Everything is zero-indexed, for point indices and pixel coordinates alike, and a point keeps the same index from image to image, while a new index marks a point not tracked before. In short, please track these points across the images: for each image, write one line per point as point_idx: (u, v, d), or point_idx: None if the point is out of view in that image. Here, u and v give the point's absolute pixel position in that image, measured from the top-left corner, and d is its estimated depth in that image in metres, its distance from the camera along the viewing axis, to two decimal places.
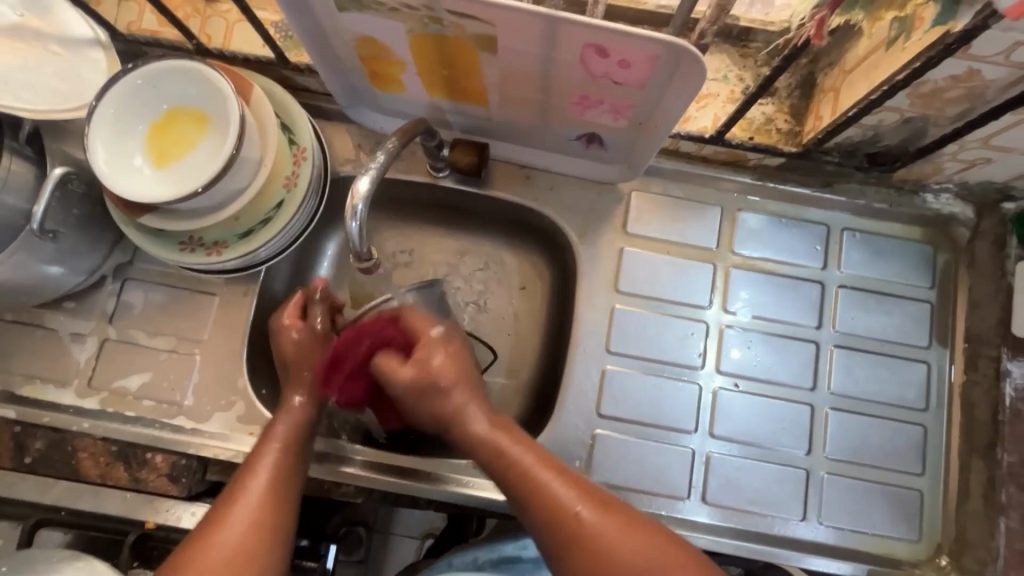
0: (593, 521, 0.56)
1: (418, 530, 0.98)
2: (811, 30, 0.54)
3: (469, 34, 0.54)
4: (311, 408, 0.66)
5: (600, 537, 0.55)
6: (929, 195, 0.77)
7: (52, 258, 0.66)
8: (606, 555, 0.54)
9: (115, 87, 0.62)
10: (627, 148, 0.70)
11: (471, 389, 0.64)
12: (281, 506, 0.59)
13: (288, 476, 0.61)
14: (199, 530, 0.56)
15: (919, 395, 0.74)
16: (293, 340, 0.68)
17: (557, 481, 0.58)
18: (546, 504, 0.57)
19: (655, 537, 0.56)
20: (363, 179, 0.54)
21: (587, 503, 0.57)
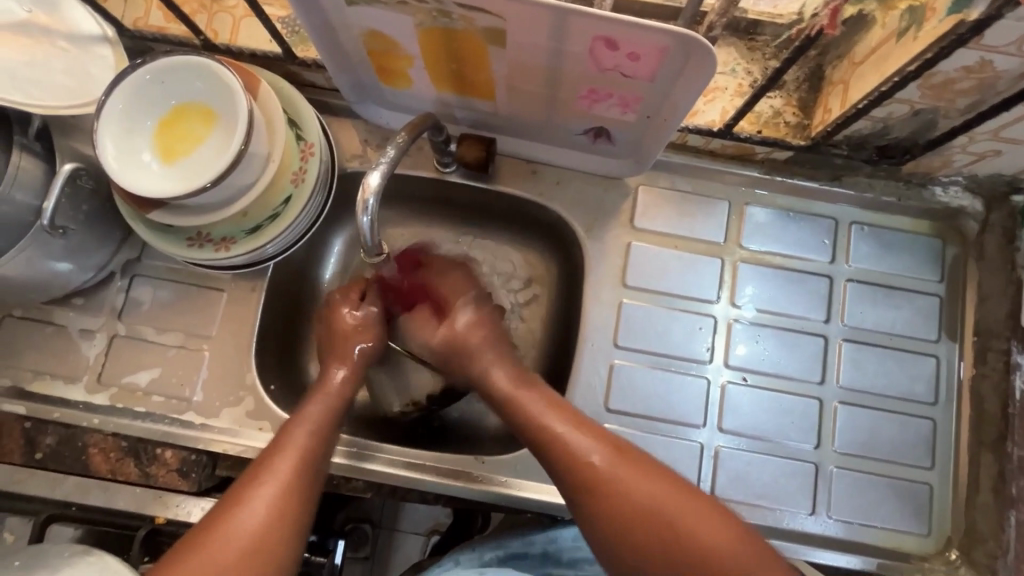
0: (606, 464, 0.59)
1: (424, 526, 0.99)
2: (824, 20, 0.54)
3: (478, 28, 0.54)
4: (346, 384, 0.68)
5: (619, 482, 0.58)
6: (938, 188, 0.76)
7: (61, 254, 0.66)
8: (626, 500, 0.58)
9: (123, 82, 0.62)
10: (635, 142, 0.70)
11: (503, 345, 0.70)
12: (308, 477, 0.61)
13: (315, 450, 0.62)
14: (224, 506, 0.57)
15: (928, 388, 0.74)
16: (343, 317, 0.72)
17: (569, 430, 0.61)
18: (560, 452, 0.60)
19: (666, 479, 0.59)
20: (374, 173, 0.53)
21: (599, 450, 0.60)
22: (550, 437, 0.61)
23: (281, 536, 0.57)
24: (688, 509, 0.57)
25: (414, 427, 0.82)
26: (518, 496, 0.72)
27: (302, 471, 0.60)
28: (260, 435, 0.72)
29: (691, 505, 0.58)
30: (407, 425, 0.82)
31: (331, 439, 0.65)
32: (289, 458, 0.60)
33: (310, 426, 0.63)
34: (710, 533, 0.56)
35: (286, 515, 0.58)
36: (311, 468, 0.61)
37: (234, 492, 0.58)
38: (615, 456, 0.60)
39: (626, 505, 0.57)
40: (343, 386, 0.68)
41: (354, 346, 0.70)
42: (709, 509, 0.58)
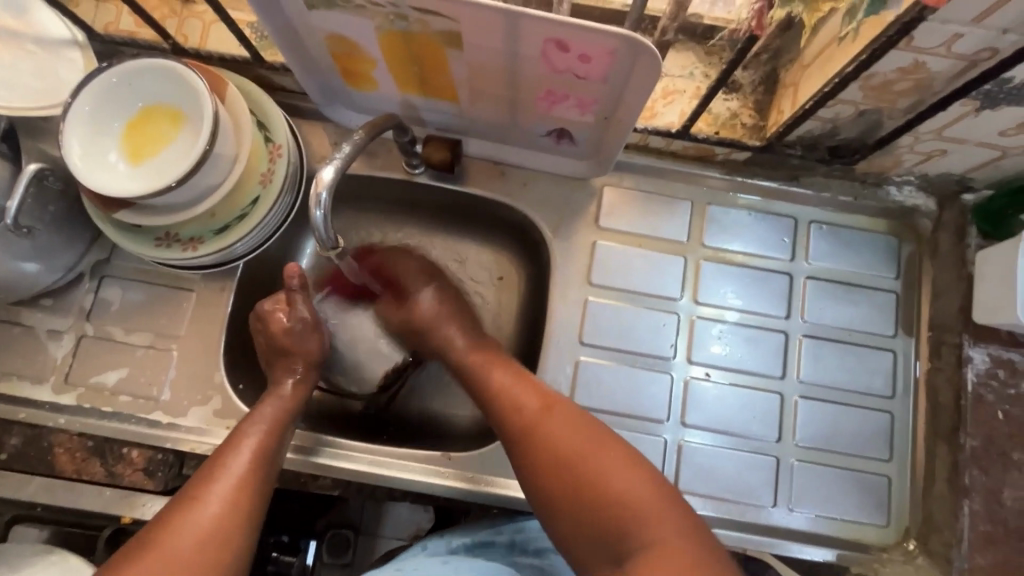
0: (537, 414, 0.63)
1: (406, 531, 0.99)
2: (752, 21, 0.53)
3: (435, 31, 0.56)
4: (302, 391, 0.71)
5: (547, 429, 0.62)
6: (893, 187, 0.79)
7: (28, 254, 0.67)
8: (551, 444, 0.61)
9: (91, 85, 0.63)
10: (596, 143, 0.72)
11: (461, 317, 0.74)
12: (261, 474, 0.62)
13: (269, 451, 0.64)
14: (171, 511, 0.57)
15: (886, 382, 0.76)
16: (276, 321, 0.71)
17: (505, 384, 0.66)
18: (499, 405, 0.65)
19: (592, 429, 0.61)
20: (328, 169, 0.54)
21: (528, 400, 0.64)
22: (489, 389, 0.67)
23: (235, 535, 0.58)
24: (615, 461, 0.59)
25: (383, 425, 0.83)
26: (483, 491, 0.73)
27: (256, 472, 0.62)
28: (228, 434, 0.72)
29: (613, 455, 0.59)
30: (375, 425, 0.83)
31: (282, 448, 0.66)
32: (242, 455, 0.62)
33: (264, 428, 0.65)
34: (633, 481, 0.57)
35: (239, 514, 0.59)
36: (265, 470, 0.62)
37: (181, 499, 0.58)
38: (547, 405, 0.63)
39: (551, 447, 0.60)
40: (297, 394, 0.70)
41: (300, 353, 0.71)
42: (636, 462, 0.59)
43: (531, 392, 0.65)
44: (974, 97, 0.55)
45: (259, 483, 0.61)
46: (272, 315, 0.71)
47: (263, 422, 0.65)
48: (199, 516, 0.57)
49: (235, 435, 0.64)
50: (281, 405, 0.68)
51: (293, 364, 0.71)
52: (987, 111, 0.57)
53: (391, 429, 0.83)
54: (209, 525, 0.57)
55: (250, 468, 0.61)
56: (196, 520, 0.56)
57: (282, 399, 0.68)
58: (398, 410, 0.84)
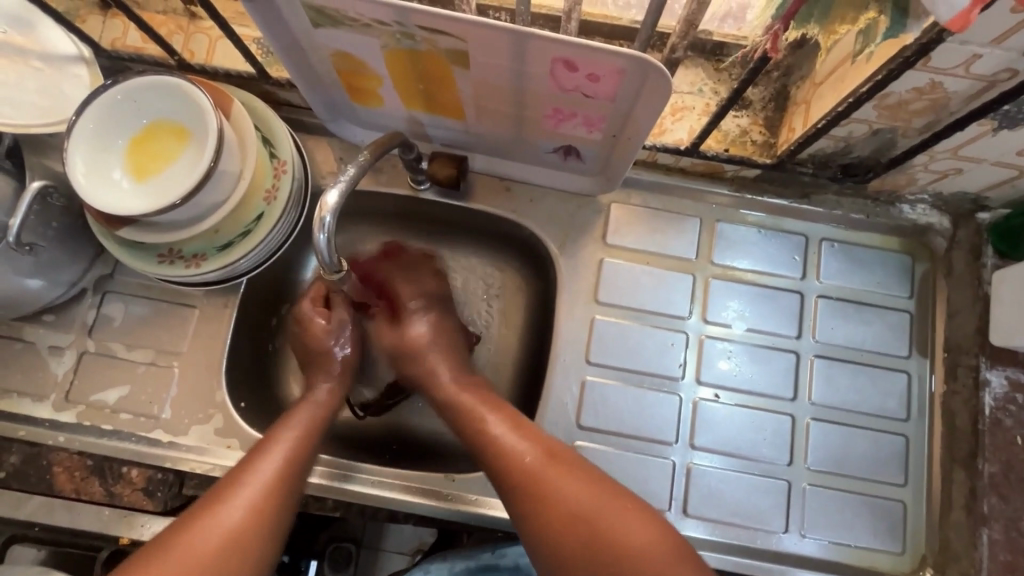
0: (538, 461, 0.62)
1: (408, 545, 0.98)
2: (767, 43, 0.52)
3: (441, 49, 0.55)
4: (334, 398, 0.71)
5: (543, 479, 0.61)
6: (906, 205, 0.77)
7: (31, 271, 0.66)
8: (547, 494, 0.60)
9: (95, 102, 0.63)
10: (604, 160, 0.71)
11: (445, 352, 0.74)
12: (289, 478, 0.62)
13: (303, 454, 0.64)
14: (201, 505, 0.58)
15: (900, 405, 0.74)
16: (311, 324, 0.72)
17: (504, 428, 0.65)
18: (495, 450, 0.64)
19: (592, 480, 0.61)
20: (332, 191, 0.53)
21: (528, 446, 0.63)
22: (485, 434, 0.65)
23: (256, 538, 0.58)
24: (617, 513, 0.58)
25: (386, 443, 0.82)
26: (487, 514, 0.71)
27: (287, 472, 0.62)
28: (229, 452, 0.71)
29: (619, 506, 0.59)
30: (377, 444, 0.81)
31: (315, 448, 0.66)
32: (275, 457, 0.62)
33: (298, 432, 0.65)
34: (635, 535, 0.57)
35: (265, 514, 0.59)
36: (294, 472, 0.63)
37: (212, 495, 0.59)
38: (547, 451, 0.63)
39: (546, 497, 0.60)
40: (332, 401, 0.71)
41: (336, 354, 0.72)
42: (640, 515, 0.58)
43: (530, 437, 0.64)
44: (991, 118, 0.54)
45: (285, 487, 0.61)
46: (306, 317, 0.72)
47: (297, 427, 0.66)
48: (224, 515, 0.57)
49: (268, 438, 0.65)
50: (315, 410, 0.69)
51: (328, 368, 0.72)
52: (1005, 132, 0.55)
53: (394, 448, 0.81)
54: (234, 525, 0.57)
55: (278, 473, 0.62)
56: (225, 517, 0.57)
57: (317, 405, 0.69)
58: (401, 429, 0.83)
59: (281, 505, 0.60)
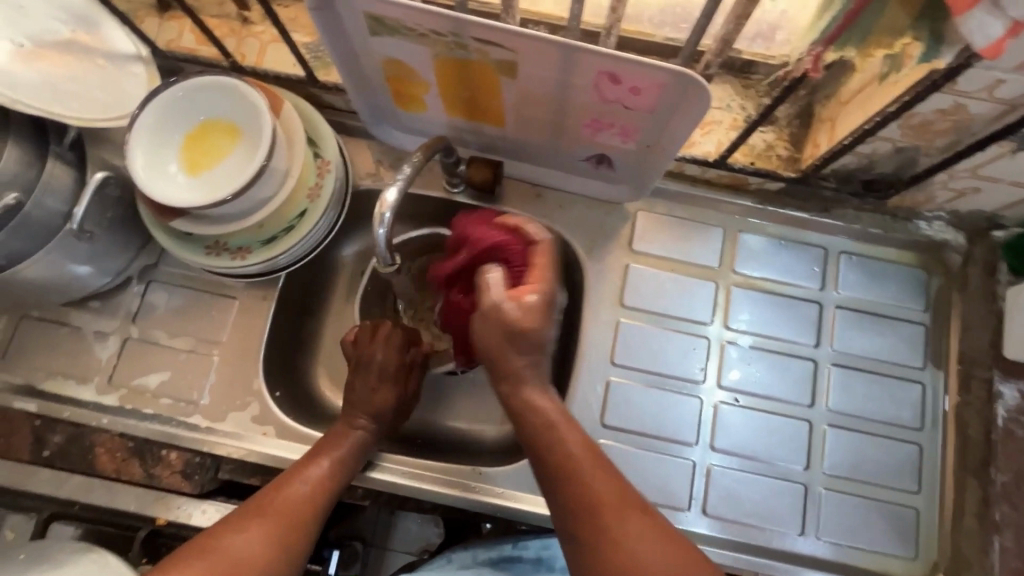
0: (625, 521, 0.55)
1: (414, 546, 1.00)
2: (807, 64, 0.56)
3: (491, 59, 0.58)
4: (369, 441, 0.71)
5: (627, 540, 0.54)
6: (923, 221, 0.80)
7: (83, 258, 0.69)
8: (630, 558, 0.53)
9: (156, 98, 0.66)
10: (635, 170, 0.74)
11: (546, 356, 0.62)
12: (322, 503, 0.64)
13: (337, 485, 0.66)
14: (239, 512, 0.60)
15: (915, 414, 0.77)
16: (384, 388, 0.73)
17: (593, 475, 0.57)
18: (577, 503, 0.56)
19: (680, 550, 0.54)
20: (391, 190, 0.56)
21: (614, 505, 0.56)
22: (571, 481, 0.57)
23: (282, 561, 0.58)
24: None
25: (412, 437, 0.83)
26: (514, 510, 0.74)
27: (318, 501, 0.64)
28: (265, 439, 0.74)
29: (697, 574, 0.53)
30: (404, 437, 0.83)
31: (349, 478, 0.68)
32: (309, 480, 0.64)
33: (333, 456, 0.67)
34: None
35: (292, 540, 0.60)
36: (326, 501, 0.64)
37: (246, 509, 0.60)
38: (632, 510, 0.56)
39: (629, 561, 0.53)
40: (370, 442, 0.72)
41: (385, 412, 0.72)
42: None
43: (615, 489, 0.57)
44: (1012, 140, 0.57)
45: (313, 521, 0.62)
46: (386, 385, 0.73)
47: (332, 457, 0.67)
48: (253, 534, 0.58)
49: (307, 462, 0.67)
50: (355, 447, 0.69)
51: (382, 417, 0.72)
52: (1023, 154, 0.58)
53: (420, 442, 0.83)
54: (265, 548, 0.58)
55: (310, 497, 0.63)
56: (259, 534, 0.58)
57: (356, 440, 0.70)
58: (426, 424, 0.84)
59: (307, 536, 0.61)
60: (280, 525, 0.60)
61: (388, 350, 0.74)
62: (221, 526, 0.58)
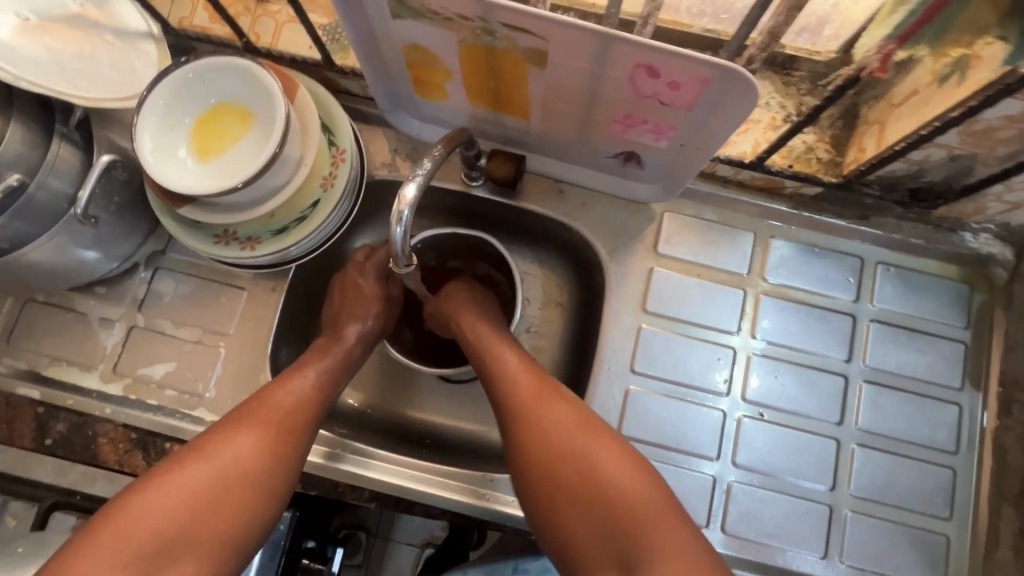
0: (561, 431, 0.61)
1: (418, 537, 0.97)
2: (875, 63, 0.55)
3: (520, 48, 0.54)
4: (359, 347, 0.70)
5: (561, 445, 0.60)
6: (968, 233, 0.75)
7: (89, 242, 0.67)
8: (564, 459, 0.59)
9: (166, 79, 0.63)
10: (666, 169, 0.70)
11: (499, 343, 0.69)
12: (311, 411, 0.63)
13: (324, 394, 0.65)
14: (222, 425, 0.59)
15: (949, 437, 0.73)
16: (366, 284, 0.73)
17: (534, 394, 0.63)
18: (520, 417, 0.62)
19: (620, 455, 0.59)
20: (410, 186, 0.53)
21: (564, 420, 0.61)
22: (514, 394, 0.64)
23: (268, 479, 0.58)
24: (633, 479, 0.58)
25: (422, 437, 0.81)
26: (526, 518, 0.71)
27: (306, 410, 0.62)
28: None
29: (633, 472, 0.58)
30: (413, 437, 0.80)
31: (338, 387, 0.67)
32: (296, 387, 0.63)
33: (322, 365, 0.66)
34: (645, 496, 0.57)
35: (277, 451, 0.59)
36: (314, 412, 0.63)
37: (232, 420, 0.59)
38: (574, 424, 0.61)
39: (564, 462, 0.59)
40: (359, 349, 0.70)
41: (364, 308, 0.72)
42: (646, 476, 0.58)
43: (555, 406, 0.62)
44: None
45: (303, 424, 0.62)
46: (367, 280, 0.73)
47: (320, 366, 0.66)
48: (235, 450, 0.57)
49: (295, 371, 0.65)
50: (342, 355, 0.69)
51: (364, 315, 0.71)
52: None
53: (429, 442, 0.80)
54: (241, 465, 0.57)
55: (296, 407, 0.62)
56: (242, 444, 0.58)
57: (343, 349, 0.69)
58: (436, 424, 0.82)
59: (290, 447, 0.60)
60: (266, 432, 0.59)
61: (371, 267, 0.73)
62: (204, 440, 0.58)
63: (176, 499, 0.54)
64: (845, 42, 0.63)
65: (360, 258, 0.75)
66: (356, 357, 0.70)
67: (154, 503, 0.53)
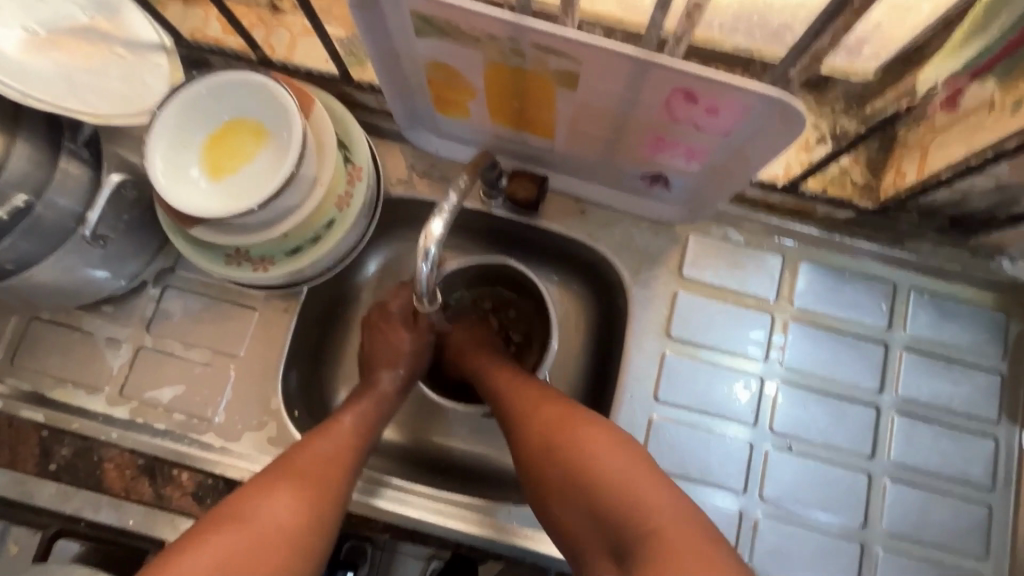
0: (562, 428, 0.58)
1: (423, 552, 0.91)
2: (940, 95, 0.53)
3: (551, 69, 0.52)
4: (394, 396, 0.70)
5: (566, 442, 0.57)
6: (1005, 260, 0.73)
7: (98, 262, 0.64)
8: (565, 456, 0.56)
9: (179, 95, 0.61)
10: (696, 191, 0.67)
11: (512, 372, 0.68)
12: (353, 461, 0.62)
13: (363, 438, 0.65)
14: (265, 476, 0.57)
15: (985, 471, 0.70)
16: (396, 331, 0.71)
17: (539, 401, 0.62)
18: (523, 420, 0.62)
19: (629, 455, 0.55)
20: (437, 221, 0.51)
21: (568, 421, 0.59)
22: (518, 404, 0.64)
23: (314, 534, 0.55)
24: (635, 481, 0.53)
25: (437, 463, 0.78)
26: (543, 551, 0.69)
27: (346, 458, 0.62)
28: None
29: (639, 475, 0.53)
30: (428, 463, 0.78)
31: (374, 434, 0.67)
32: (334, 437, 0.62)
33: (359, 415, 0.66)
34: (648, 499, 0.51)
35: (322, 499, 0.57)
36: (353, 459, 0.62)
37: (278, 468, 0.58)
38: (574, 423, 0.58)
39: (567, 458, 0.56)
40: (395, 398, 0.70)
41: (396, 350, 0.71)
42: (655, 480, 0.53)
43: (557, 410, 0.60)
44: None
45: (344, 478, 0.60)
46: (394, 326, 0.72)
47: (360, 417, 0.66)
48: (281, 506, 0.55)
49: (331, 419, 0.65)
50: (378, 405, 0.68)
51: (398, 362, 0.70)
52: None
53: (444, 469, 0.78)
54: (292, 519, 0.54)
55: (337, 456, 0.61)
56: (287, 497, 0.55)
57: (379, 396, 0.69)
58: (451, 449, 0.79)
59: (334, 495, 0.58)
60: (311, 484, 0.57)
61: (396, 312, 0.72)
62: (245, 494, 0.55)
63: (220, 559, 0.50)
64: (884, 63, 0.61)
65: (387, 300, 0.74)
66: (389, 406, 0.70)
67: (200, 562, 0.49)
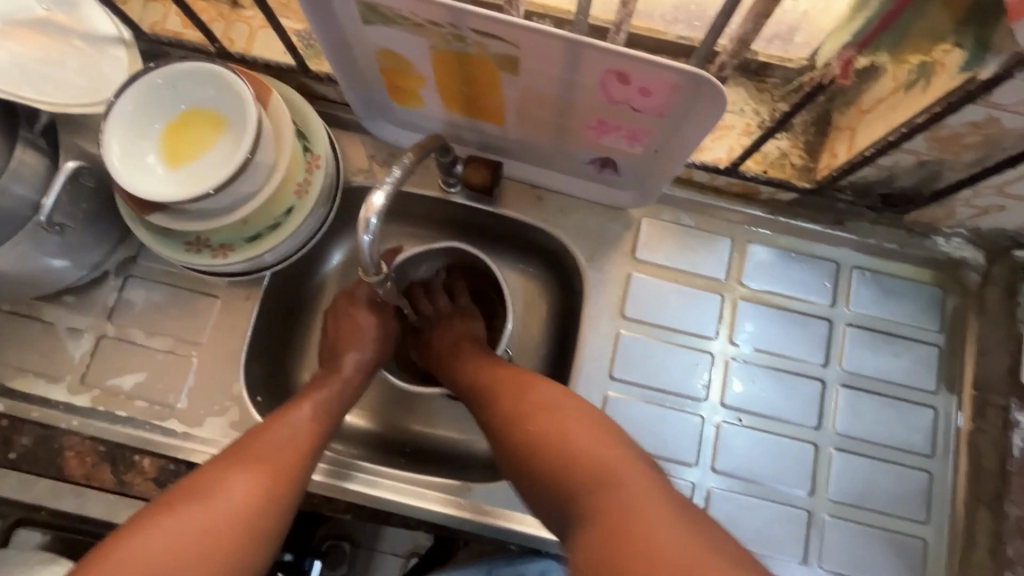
0: (534, 401, 0.60)
1: (404, 546, 0.93)
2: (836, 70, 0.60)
3: (492, 53, 0.54)
4: (358, 376, 0.71)
5: (537, 412, 0.59)
6: (940, 238, 0.76)
7: (57, 251, 0.65)
8: (533, 424, 0.58)
9: (136, 85, 0.62)
10: (642, 175, 0.70)
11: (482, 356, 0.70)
12: (311, 447, 0.62)
13: (323, 426, 0.65)
14: (222, 460, 0.58)
15: (925, 439, 0.73)
16: (361, 313, 0.73)
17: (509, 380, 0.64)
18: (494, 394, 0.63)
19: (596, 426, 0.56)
20: (378, 194, 0.52)
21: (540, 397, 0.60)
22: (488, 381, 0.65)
23: (265, 520, 0.55)
24: (601, 447, 0.54)
25: (401, 447, 0.80)
26: (503, 526, 0.70)
27: (303, 446, 0.61)
28: None
29: (605, 443, 0.55)
30: (393, 448, 0.80)
31: (335, 421, 0.67)
32: (293, 422, 0.63)
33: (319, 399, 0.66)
34: (612, 461, 0.53)
35: (276, 487, 0.57)
36: (312, 446, 0.62)
37: (234, 451, 0.59)
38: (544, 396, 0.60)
39: (537, 424, 0.57)
40: (358, 378, 0.71)
41: (360, 333, 0.72)
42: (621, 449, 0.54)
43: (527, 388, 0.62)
44: None
45: (300, 464, 0.60)
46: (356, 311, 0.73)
47: (320, 403, 0.66)
48: (234, 490, 0.55)
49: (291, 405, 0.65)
50: (343, 387, 0.69)
51: (364, 344, 0.72)
52: None
53: (408, 451, 0.79)
54: (243, 503, 0.55)
55: (293, 442, 0.61)
56: (240, 481, 0.56)
57: (342, 379, 0.70)
58: (417, 433, 0.81)
59: (290, 483, 0.58)
60: (264, 468, 0.57)
61: (360, 298, 0.74)
62: (200, 479, 0.56)
63: (169, 541, 0.51)
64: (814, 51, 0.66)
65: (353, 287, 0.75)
66: (355, 387, 0.70)
67: (148, 543, 0.50)
